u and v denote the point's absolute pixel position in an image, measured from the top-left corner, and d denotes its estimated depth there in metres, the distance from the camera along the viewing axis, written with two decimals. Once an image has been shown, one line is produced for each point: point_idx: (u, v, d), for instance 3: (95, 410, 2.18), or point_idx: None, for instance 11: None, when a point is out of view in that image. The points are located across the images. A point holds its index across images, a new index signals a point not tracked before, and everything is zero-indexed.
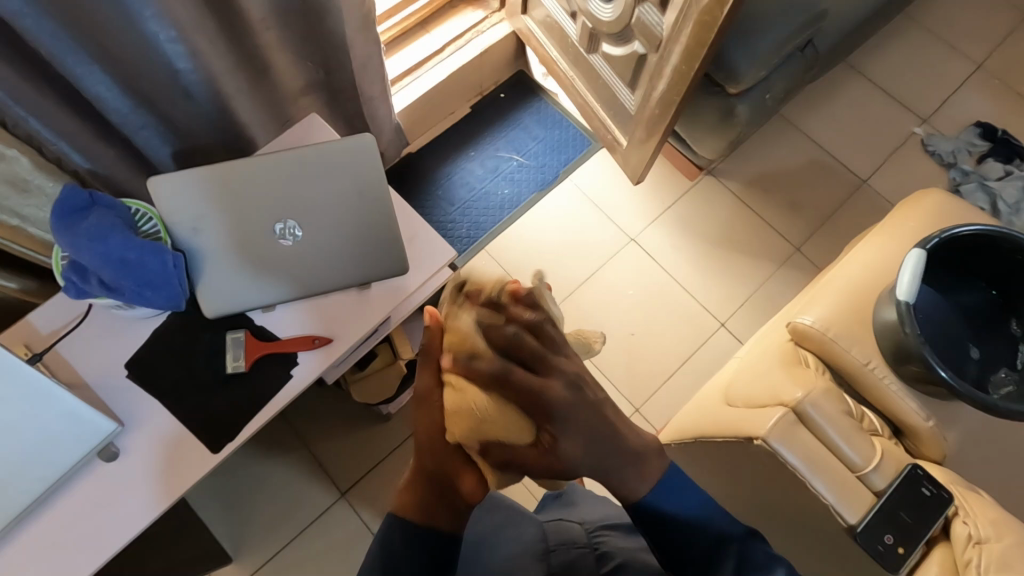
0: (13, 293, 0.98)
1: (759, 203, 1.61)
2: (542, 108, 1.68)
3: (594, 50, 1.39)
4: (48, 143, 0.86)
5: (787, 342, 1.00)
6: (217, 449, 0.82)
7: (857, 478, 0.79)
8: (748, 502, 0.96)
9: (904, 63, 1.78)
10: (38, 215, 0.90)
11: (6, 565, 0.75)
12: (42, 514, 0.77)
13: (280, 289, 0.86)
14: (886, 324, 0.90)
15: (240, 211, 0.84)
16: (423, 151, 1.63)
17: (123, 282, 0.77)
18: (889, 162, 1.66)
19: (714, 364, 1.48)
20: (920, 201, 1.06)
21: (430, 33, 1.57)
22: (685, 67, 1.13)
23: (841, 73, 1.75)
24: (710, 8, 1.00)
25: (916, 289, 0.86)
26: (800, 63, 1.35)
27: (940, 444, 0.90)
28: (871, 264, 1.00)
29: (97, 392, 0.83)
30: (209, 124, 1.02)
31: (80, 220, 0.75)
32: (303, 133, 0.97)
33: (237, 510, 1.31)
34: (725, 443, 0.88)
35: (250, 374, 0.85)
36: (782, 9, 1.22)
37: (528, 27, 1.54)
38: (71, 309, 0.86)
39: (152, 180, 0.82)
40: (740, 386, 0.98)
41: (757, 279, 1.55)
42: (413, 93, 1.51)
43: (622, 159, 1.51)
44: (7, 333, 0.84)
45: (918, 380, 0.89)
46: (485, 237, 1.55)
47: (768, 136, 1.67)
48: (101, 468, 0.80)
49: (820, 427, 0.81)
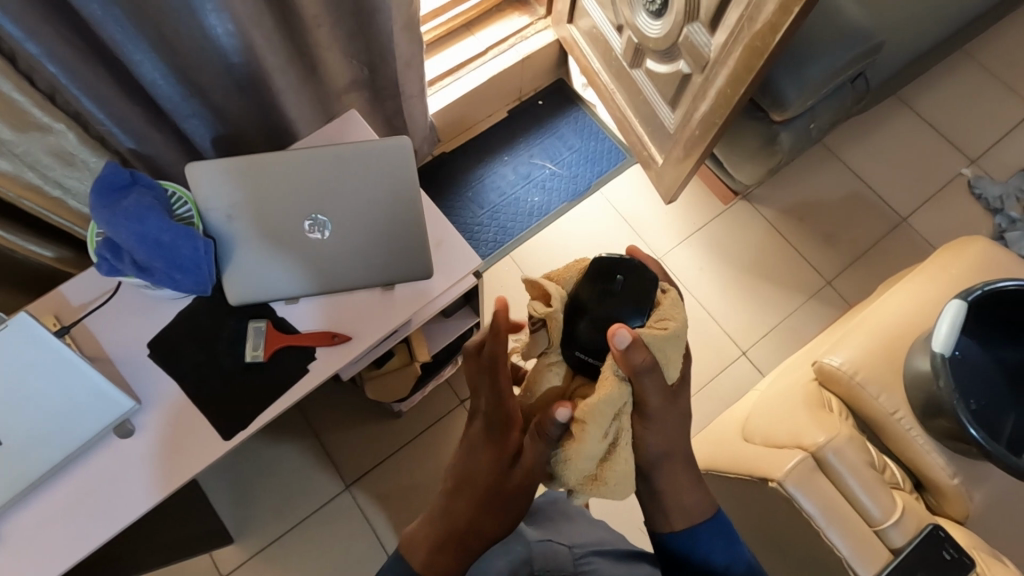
0: (49, 263, 1.01)
1: (792, 233, 1.58)
2: (579, 117, 1.67)
3: (638, 65, 1.37)
4: (96, 121, 0.88)
5: (811, 381, 0.98)
6: (229, 436, 0.82)
7: (874, 532, 0.77)
8: (758, 541, 0.93)
9: (957, 101, 1.72)
10: (79, 188, 0.93)
11: (18, 529, 0.77)
12: (57, 482, 0.79)
13: (305, 282, 0.87)
14: (919, 374, 0.87)
15: (272, 202, 0.85)
16: (457, 151, 1.62)
17: (155, 263, 0.78)
18: (932, 202, 1.61)
19: (732, 393, 1.45)
20: (965, 248, 1.02)
21: (474, 35, 1.57)
22: (731, 91, 1.11)
23: (890, 106, 1.70)
24: (763, 35, 0.97)
25: (953, 341, 0.83)
26: (850, 94, 1.32)
27: (964, 503, 0.87)
28: (907, 308, 0.97)
29: (120, 367, 0.84)
30: (250, 112, 1.03)
31: (119, 199, 0.77)
32: (342, 129, 0.98)
33: (243, 493, 1.32)
34: (739, 479, 0.86)
35: (269, 364, 0.86)
36: (836, 38, 1.18)
37: (573, 36, 1.53)
38: (102, 284, 0.88)
39: (189, 164, 0.83)
40: (759, 421, 0.96)
41: (783, 310, 1.51)
42: (452, 94, 1.51)
43: (657, 176, 1.49)
44: (38, 302, 0.86)
45: (946, 436, 0.85)
46: (510, 243, 1.54)
47: (808, 165, 1.63)
48: (117, 444, 0.81)
49: (840, 475, 0.79)
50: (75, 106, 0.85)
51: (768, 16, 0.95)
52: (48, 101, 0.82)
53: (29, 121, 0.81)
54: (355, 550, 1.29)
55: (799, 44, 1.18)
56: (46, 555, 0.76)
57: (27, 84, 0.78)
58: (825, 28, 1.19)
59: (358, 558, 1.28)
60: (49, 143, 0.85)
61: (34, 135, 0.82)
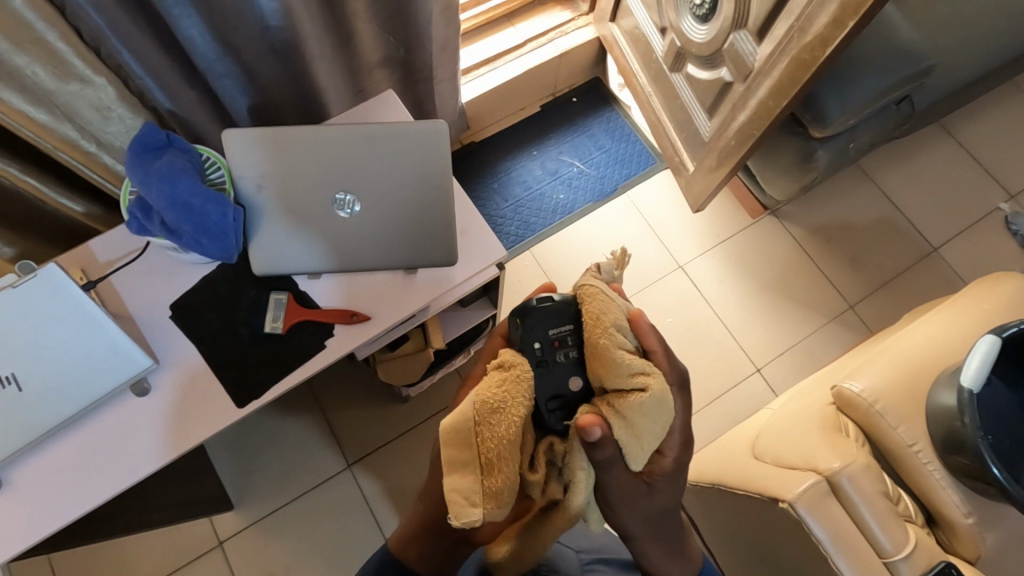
0: (78, 217, 1.02)
1: (818, 252, 1.55)
2: (612, 118, 1.65)
3: (677, 70, 1.35)
4: (135, 76, 0.89)
5: (828, 405, 0.96)
6: (243, 404, 0.83)
7: (883, 563, 0.75)
8: (759, 559, 0.92)
9: (1003, 133, 1.67)
10: (113, 144, 0.93)
11: (28, 476, 0.78)
12: (70, 434, 0.80)
13: (329, 259, 0.87)
14: (942, 407, 0.85)
15: (304, 176, 0.85)
16: (487, 141, 1.62)
17: (183, 226, 0.79)
18: (965, 234, 1.57)
19: (741, 408, 1.43)
20: (999, 284, 0.99)
21: (514, 27, 1.56)
22: (772, 103, 1.09)
23: (930, 132, 1.66)
24: (813, 48, 0.95)
25: (981, 378, 0.81)
26: (894, 116, 1.29)
27: (976, 543, 0.84)
28: (935, 341, 0.94)
29: (140, 327, 0.85)
30: (288, 83, 1.04)
31: (154, 160, 0.78)
32: (378, 110, 0.98)
33: (246, 461, 1.33)
34: (749, 497, 0.84)
35: (286, 336, 0.86)
36: (886, 58, 1.15)
37: (614, 35, 1.52)
38: (131, 243, 0.89)
39: (224, 131, 0.82)
40: (772, 441, 0.95)
41: (803, 330, 1.49)
42: (485, 84, 1.51)
43: (686, 184, 1.48)
44: (66, 256, 0.87)
45: (965, 474, 0.83)
46: (531, 238, 1.53)
47: (841, 187, 1.60)
48: (131, 401, 0.82)
49: (853, 502, 0.77)
50: (116, 59, 0.86)
51: (820, 28, 0.92)
52: (91, 54, 0.83)
53: (70, 70, 0.82)
54: (352, 528, 1.29)
55: (846, 61, 1.15)
56: (53, 505, 0.77)
57: (72, 34, 0.79)
58: (876, 47, 1.16)
59: (354, 537, 1.29)
60: (88, 95, 0.86)
61: (74, 86, 0.83)
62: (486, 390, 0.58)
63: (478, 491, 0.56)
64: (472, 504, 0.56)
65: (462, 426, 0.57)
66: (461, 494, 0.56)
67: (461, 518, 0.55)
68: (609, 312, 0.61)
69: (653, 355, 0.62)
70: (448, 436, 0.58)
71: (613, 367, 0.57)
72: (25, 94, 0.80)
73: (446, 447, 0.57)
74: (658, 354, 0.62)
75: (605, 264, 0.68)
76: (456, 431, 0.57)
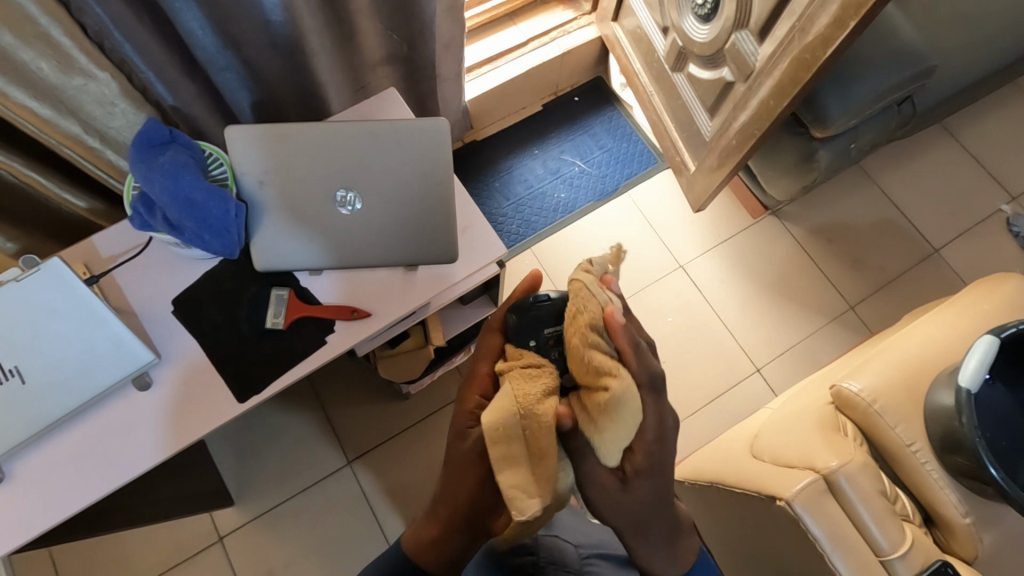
0: (81, 213, 1.03)
1: (819, 253, 1.55)
2: (614, 117, 1.65)
3: (679, 69, 1.35)
4: (139, 72, 0.89)
5: (827, 404, 0.96)
6: (244, 399, 0.83)
7: (880, 562, 0.75)
8: (757, 557, 0.93)
9: (1006, 135, 1.67)
10: (116, 140, 0.94)
11: (32, 469, 0.79)
12: (73, 428, 0.81)
13: (330, 256, 0.88)
14: (940, 407, 0.85)
15: (306, 172, 0.85)
16: (488, 140, 1.62)
17: (185, 221, 0.79)
18: (966, 235, 1.57)
19: (741, 408, 1.43)
20: (1000, 285, 0.99)
21: (517, 25, 1.56)
22: (773, 103, 1.09)
23: (932, 133, 1.66)
24: (814, 48, 0.96)
25: (979, 378, 0.81)
26: (896, 117, 1.29)
27: (973, 543, 0.84)
28: (934, 340, 0.95)
29: (143, 322, 0.86)
30: (291, 80, 1.04)
31: (157, 156, 0.79)
32: (380, 107, 0.98)
33: (247, 457, 1.34)
34: (747, 495, 0.84)
35: (288, 331, 0.86)
36: (888, 58, 1.16)
37: (616, 35, 1.52)
38: (133, 238, 0.89)
39: (227, 127, 0.83)
40: (771, 439, 0.95)
41: (803, 330, 1.49)
42: (487, 83, 1.51)
43: (687, 183, 1.48)
44: (70, 250, 0.88)
45: (963, 474, 0.84)
46: (533, 237, 1.54)
47: (842, 188, 1.60)
48: (134, 395, 0.83)
49: (851, 502, 0.77)
50: (120, 55, 0.87)
51: (821, 28, 0.93)
52: (96, 50, 0.83)
53: (74, 65, 0.82)
54: (352, 524, 1.30)
55: (847, 61, 1.15)
56: (56, 498, 0.78)
57: (76, 29, 0.79)
58: (878, 47, 1.16)
59: (353, 533, 1.29)
60: (92, 91, 0.86)
61: (79, 82, 0.84)
62: (522, 387, 0.58)
63: (530, 479, 0.55)
64: (528, 496, 0.55)
65: (508, 420, 0.55)
66: (521, 490, 0.55)
67: (527, 513, 0.54)
68: (585, 307, 0.59)
69: (625, 353, 0.57)
70: (494, 434, 0.56)
71: (581, 366, 0.57)
72: (29, 89, 0.80)
73: (494, 446, 0.56)
74: (633, 352, 0.58)
75: (599, 256, 0.66)
76: (502, 427, 0.56)
